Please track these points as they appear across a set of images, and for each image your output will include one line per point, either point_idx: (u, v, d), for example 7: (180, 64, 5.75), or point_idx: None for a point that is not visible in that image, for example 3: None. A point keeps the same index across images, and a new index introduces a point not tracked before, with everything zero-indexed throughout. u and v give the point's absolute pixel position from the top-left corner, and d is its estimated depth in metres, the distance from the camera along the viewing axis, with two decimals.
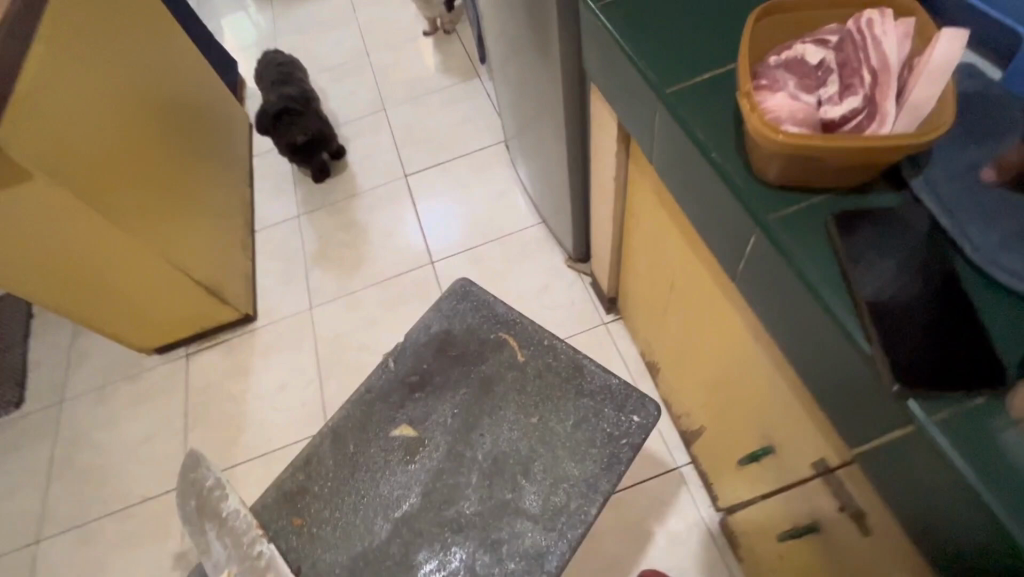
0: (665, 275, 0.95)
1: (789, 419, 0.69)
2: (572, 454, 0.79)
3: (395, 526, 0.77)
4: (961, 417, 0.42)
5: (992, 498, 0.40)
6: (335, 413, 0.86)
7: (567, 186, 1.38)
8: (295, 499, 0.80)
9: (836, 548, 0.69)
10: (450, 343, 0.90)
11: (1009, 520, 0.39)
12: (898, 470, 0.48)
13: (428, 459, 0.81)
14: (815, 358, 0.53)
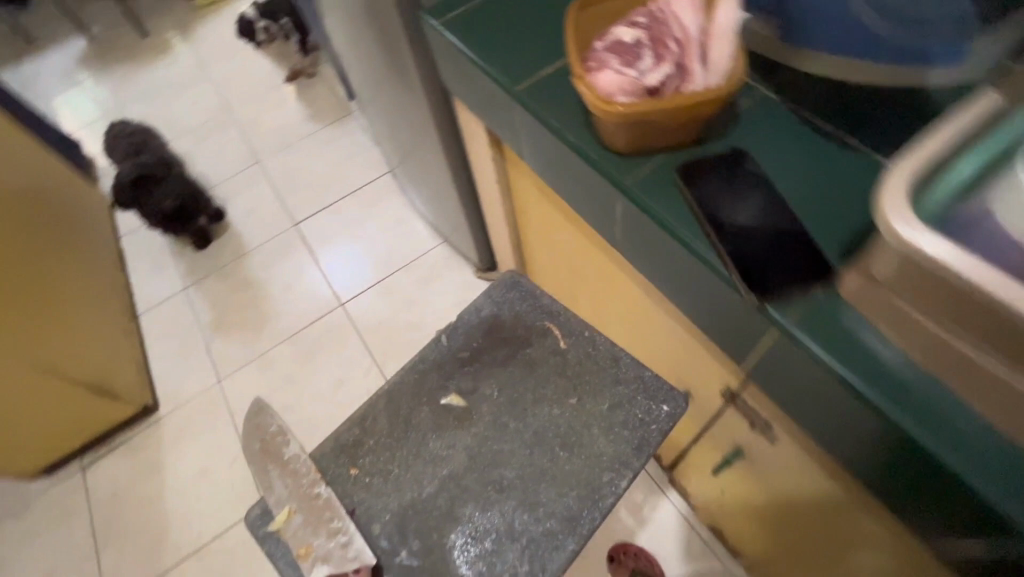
0: (565, 261, 1.03)
1: (693, 357, 0.78)
2: (608, 437, 0.83)
3: (442, 481, 0.83)
4: (812, 312, 0.51)
5: (847, 370, 0.48)
6: (393, 380, 0.91)
7: (459, 201, 1.44)
8: (353, 449, 0.86)
9: (759, 456, 0.79)
10: (498, 326, 0.94)
11: (863, 386, 0.48)
12: (779, 374, 0.57)
13: (478, 428, 0.86)
14: (693, 296, 0.62)
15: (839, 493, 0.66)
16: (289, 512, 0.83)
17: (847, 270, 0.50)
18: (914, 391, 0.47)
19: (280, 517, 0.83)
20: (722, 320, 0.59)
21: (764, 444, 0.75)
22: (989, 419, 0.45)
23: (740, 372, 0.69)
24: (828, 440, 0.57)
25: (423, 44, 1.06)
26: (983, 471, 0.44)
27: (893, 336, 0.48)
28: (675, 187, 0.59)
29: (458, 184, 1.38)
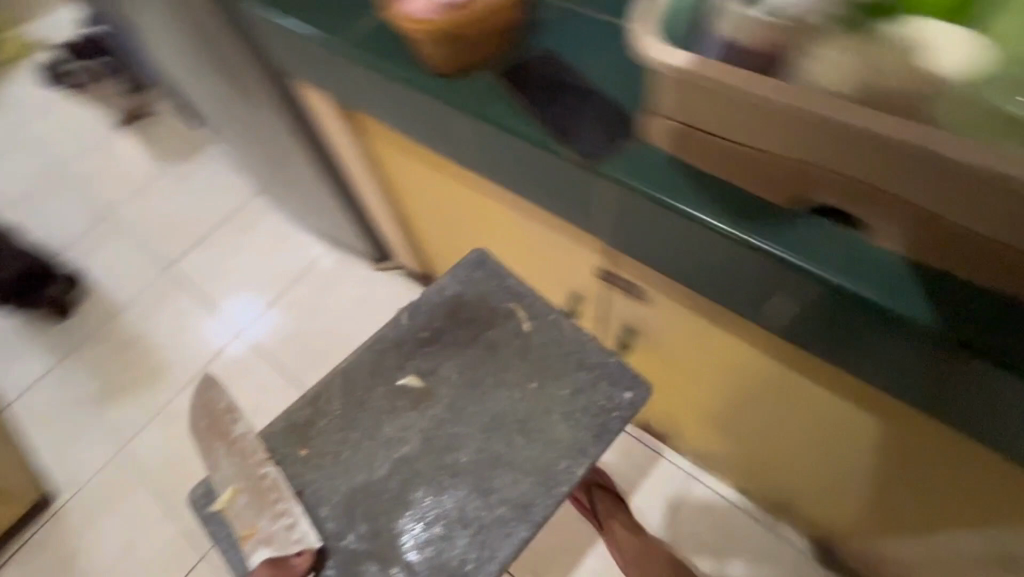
0: (445, 213, 1.08)
1: (568, 257, 0.85)
2: (570, 422, 0.76)
3: (393, 468, 0.76)
4: (651, 169, 0.57)
5: (689, 207, 0.54)
6: (354, 356, 0.84)
7: (334, 197, 1.44)
8: (306, 425, 0.80)
9: (649, 331, 0.87)
10: (461, 307, 0.86)
11: (706, 216, 0.54)
12: (646, 235, 0.61)
13: (438, 412, 0.79)
14: (540, 188, 0.68)
15: (763, 362, 0.76)
16: (235, 491, 0.74)
17: (648, 117, 0.54)
18: (715, 191, 0.55)
19: (221, 497, 0.75)
20: (570, 199, 0.66)
21: (646, 307, 0.81)
22: (814, 216, 0.53)
23: (607, 251, 0.76)
24: (698, 284, 0.62)
25: (252, 43, 1.06)
26: (777, 237, 0.52)
27: (717, 170, 0.54)
28: (503, 88, 0.65)
29: (328, 181, 1.38)
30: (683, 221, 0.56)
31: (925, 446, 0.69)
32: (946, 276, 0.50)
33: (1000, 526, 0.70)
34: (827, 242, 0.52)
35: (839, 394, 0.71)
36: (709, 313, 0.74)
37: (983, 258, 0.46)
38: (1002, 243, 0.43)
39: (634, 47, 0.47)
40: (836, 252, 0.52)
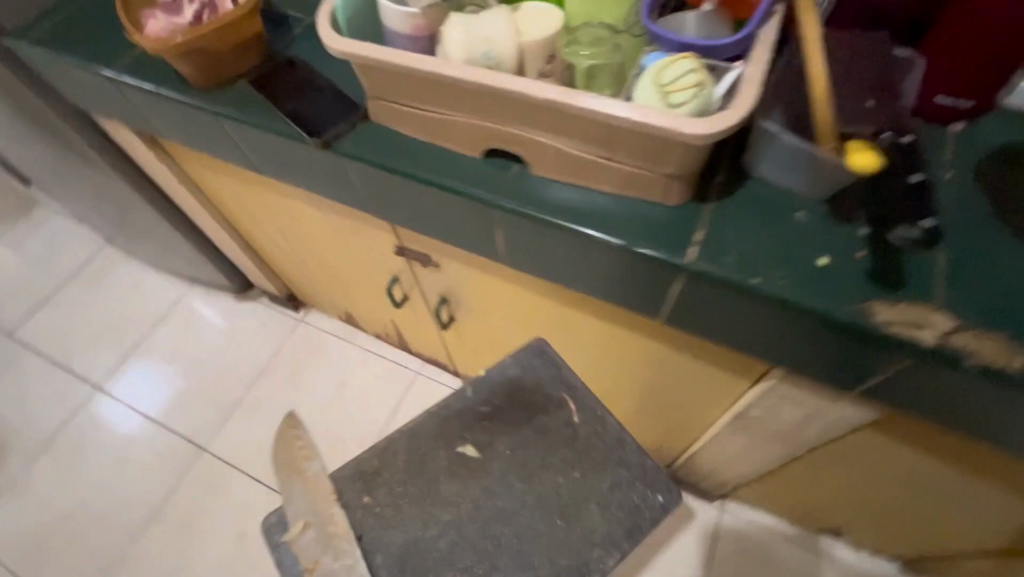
0: (271, 223, 1.13)
1: (369, 241, 0.93)
2: (602, 509, 0.73)
3: (441, 563, 0.69)
4: (415, 154, 0.65)
5: (451, 182, 0.63)
6: (413, 428, 0.78)
7: (185, 238, 1.44)
8: (373, 474, 0.75)
9: (456, 297, 0.97)
10: (517, 390, 0.80)
11: (463, 187, 0.62)
12: (428, 214, 0.70)
13: (497, 493, 0.74)
14: (311, 177, 0.77)
15: (631, 334, 0.78)
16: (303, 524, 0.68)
17: (370, 101, 0.64)
18: (425, 155, 0.65)
19: (291, 528, 0.68)
20: (334, 181, 0.75)
21: (437, 272, 0.91)
22: (549, 177, 0.60)
23: (389, 228, 0.85)
24: (489, 252, 0.71)
25: (52, 92, 1.08)
26: (470, 183, 0.62)
27: (460, 147, 0.63)
28: (258, 96, 0.73)
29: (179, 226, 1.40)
30: (447, 194, 0.64)
31: (703, 360, 0.75)
32: (592, 192, 0.59)
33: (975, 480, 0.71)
34: (507, 180, 0.62)
35: (737, 372, 0.72)
36: (480, 268, 0.83)
37: (598, 173, 0.57)
38: (598, 155, 0.55)
39: (324, 40, 0.57)
40: (510, 186, 0.61)
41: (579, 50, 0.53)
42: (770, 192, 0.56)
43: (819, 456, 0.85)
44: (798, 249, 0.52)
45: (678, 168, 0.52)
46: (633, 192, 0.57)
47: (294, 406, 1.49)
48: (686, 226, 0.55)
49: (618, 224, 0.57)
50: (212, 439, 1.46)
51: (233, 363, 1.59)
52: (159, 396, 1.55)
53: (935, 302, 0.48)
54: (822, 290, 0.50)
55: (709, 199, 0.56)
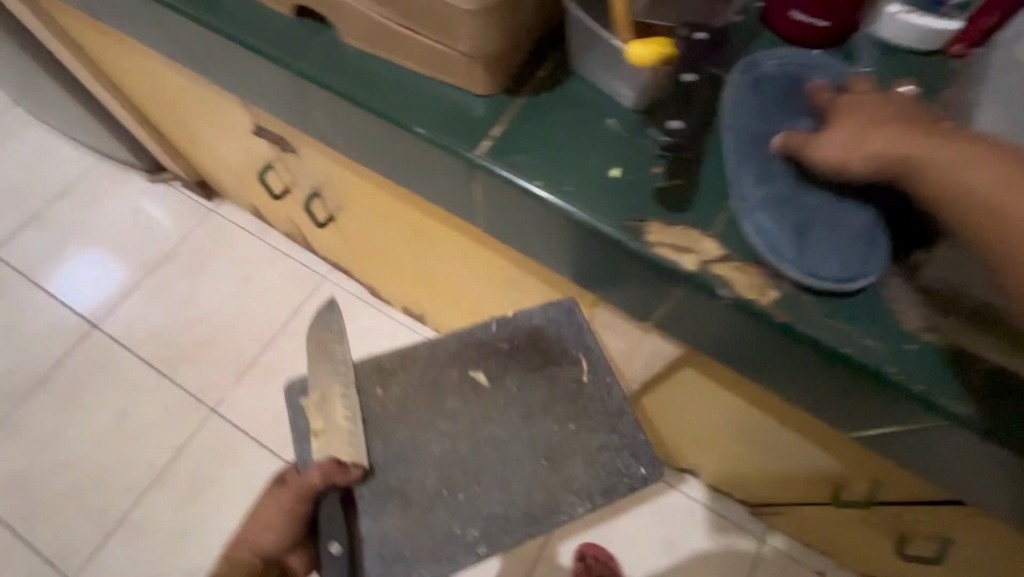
0: (147, 91, 1.04)
1: (232, 118, 0.86)
2: (587, 461, 0.64)
3: (432, 464, 0.65)
4: (224, 10, 0.58)
5: (258, 44, 0.56)
6: (430, 342, 0.71)
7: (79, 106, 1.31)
8: (392, 369, 0.69)
9: (328, 193, 0.91)
10: (540, 336, 0.70)
11: (269, 49, 0.55)
12: (256, 83, 0.64)
13: (495, 420, 0.67)
14: (148, 27, 0.69)
15: (477, 245, 0.73)
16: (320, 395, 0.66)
17: None
18: (242, 11, 0.58)
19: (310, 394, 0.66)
20: (169, 37, 0.68)
21: (299, 160, 0.86)
22: (360, 49, 0.54)
23: (240, 104, 0.78)
24: (323, 136, 0.65)
25: None
26: (276, 46, 0.55)
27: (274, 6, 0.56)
28: None
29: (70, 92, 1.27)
30: (258, 59, 0.57)
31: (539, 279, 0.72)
32: (403, 70, 0.53)
33: (790, 438, 0.72)
34: (317, 47, 0.55)
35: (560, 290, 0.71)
36: (331, 157, 0.77)
37: (400, 45, 0.51)
38: (395, 23, 0.49)
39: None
40: (317, 54, 0.54)
41: None
42: (589, 93, 0.51)
43: (664, 395, 0.81)
44: (594, 157, 0.48)
45: (472, 47, 0.46)
46: (438, 73, 0.51)
47: (191, 296, 1.45)
48: (487, 122, 0.50)
49: (419, 109, 0.51)
50: (105, 317, 1.44)
51: (138, 244, 1.52)
52: (114, 279, 1.48)
53: (708, 229, 0.45)
54: (602, 202, 0.47)
55: (521, 94, 0.51)
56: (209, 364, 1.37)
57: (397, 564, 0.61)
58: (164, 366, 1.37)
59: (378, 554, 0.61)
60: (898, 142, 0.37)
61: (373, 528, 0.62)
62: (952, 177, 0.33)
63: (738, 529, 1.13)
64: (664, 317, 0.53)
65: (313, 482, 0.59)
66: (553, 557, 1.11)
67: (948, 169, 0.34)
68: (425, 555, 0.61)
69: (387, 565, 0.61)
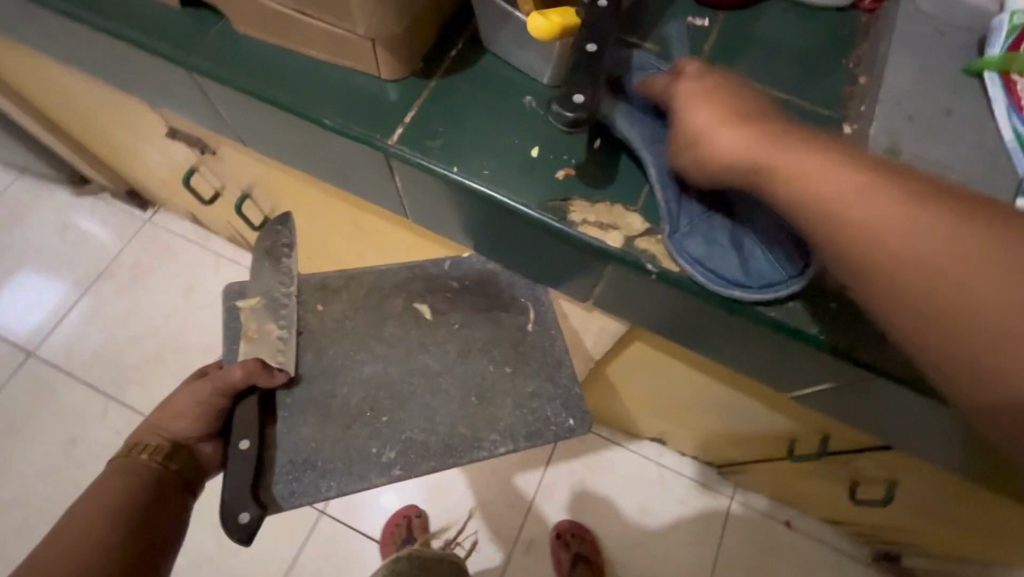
0: (46, 96, 0.96)
1: (143, 121, 0.81)
2: (517, 405, 0.64)
3: (359, 383, 0.64)
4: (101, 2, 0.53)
5: (140, 36, 0.51)
6: (382, 270, 0.69)
7: None
8: (337, 288, 0.68)
9: (257, 194, 0.87)
10: (490, 281, 0.68)
11: (153, 43, 0.51)
12: (152, 81, 0.59)
13: (429, 353, 0.66)
14: (29, 29, 0.64)
15: (411, 236, 0.70)
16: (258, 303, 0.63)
17: None
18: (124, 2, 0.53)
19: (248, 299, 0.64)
20: (52, 38, 0.62)
21: (221, 160, 0.81)
22: (254, 35, 0.50)
23: (151, 109, 0.73)
24: (232, 133, 0.61)
25: None
26: (163, 40, 0.51)
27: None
28: None
29: None
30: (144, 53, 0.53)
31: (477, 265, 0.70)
32: (307, 58, 0.50)
33: (739, 396, 0.73)
34: (212, 38, 0.51)
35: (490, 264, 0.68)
36: (253, 156, 0.73)
37: (299, 32, 0.47)
38: (287, 8, 0.45)
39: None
40: (208, 46, 0.51)
41: None
42: (507, 72, 0.49)
43: (617, 363, 0.79)
44: (512, 137, 0.47)
45: (372, 28, 0.43)
46: (344, 60, 0.48)
47: (132, 312, 1.38)
48: (400, 109, 0.48)
49: (325, 99, 0.48)
50: (40, 344, 1.35)
51: (69, 263, 1.43)
52: (48, 302, 1.39)
53: (633, 205, 0.44)
54: (523, 183, 0.45)
55: (435, 76, 0.49)
56: (156, 380, 1.32)
57: (306, 471, 0.60)
58: (110, 388, 1.31)
59: (289, 460, 0.60)
60: (770, 145, 0.33)
61: (288, 435, 0.62)
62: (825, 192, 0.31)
63: (707, 489, 1.16)
64: (601, 295, 0.53)
65: (233, 379, 0.59)
66: (531, 537, 1.12)
67: (819, 181, 0.31)
68: (338, 468, 0.61)
69: (298, 472, 0.60)
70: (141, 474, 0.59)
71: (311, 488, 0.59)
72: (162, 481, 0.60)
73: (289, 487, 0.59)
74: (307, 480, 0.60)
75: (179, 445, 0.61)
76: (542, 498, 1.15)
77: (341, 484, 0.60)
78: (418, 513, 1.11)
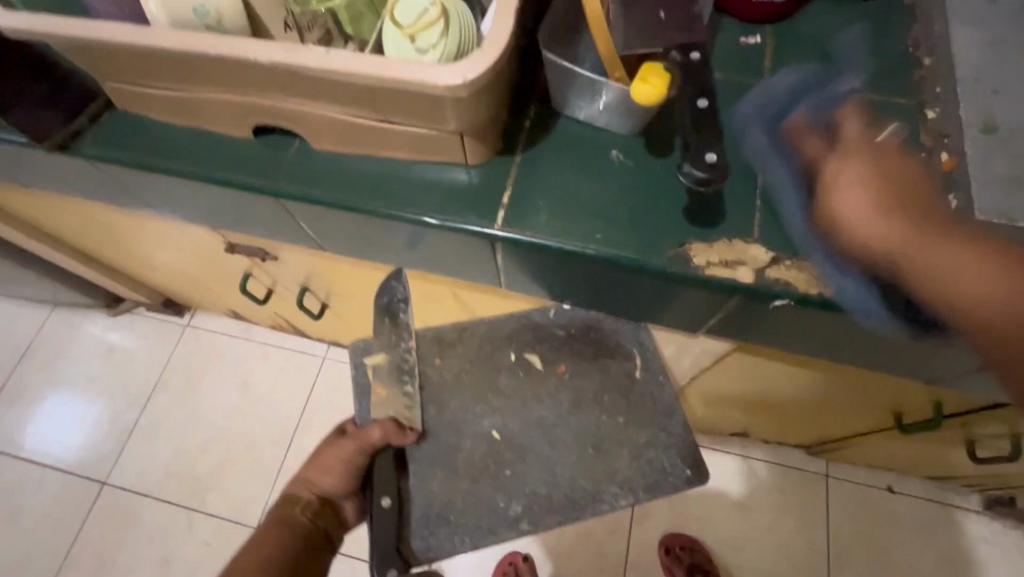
0: (86, 232, 0.96)
1: (195, 238, 0.80)
2: (634, 457, 0.65)
3: (480, 437, 0.67)
4: (174, 147, 0.54)
5: (222, 173, 0.52)
6: (490, 320, 0.68)
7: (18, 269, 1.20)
8: (453, 342, 0.68)
9: (314, 285, 0.87)
10: (598, 329, 0.65)
11: (237, 177, 0.52)
12: (224, 207, 0.60)
13: (543, 403, 0.67)
14: (89, 180, 0.64)
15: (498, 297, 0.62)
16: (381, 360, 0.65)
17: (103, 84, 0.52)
18: (196, 143, 0.54)
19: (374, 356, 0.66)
20: (117, 185, 0.63)
21: (281, 262, 0.81)
22: (333, 150, 0.51)
23: (209, 230, 0.74)
24: (309, 239, 0.62)
25: None
26: (247, 172, 0.52)
27: (227, 129, 0.52)
28: None
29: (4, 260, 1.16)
30: (225, 187, 0.53)
31: None
32: (390, 160, 0.50)
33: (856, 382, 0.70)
34: (290, 163, 0.52)
35: None
36: (315, 254, 0.73)
37: (383, 139, 0.48)
38: (369, 119, 0.45)
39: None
40: (290, 168, 0.51)
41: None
42: (586, 131, 0.49)
43: (713, 375, 0.77)
44: (612, 195, 0.47)
45: (464, 123, 0.43)
46: (429, 155, 0.49)
47: (194, 418, 1.38)
48: (496, 189, 0.48)
49: (418, 195, 0.49)
50: (112, 470, 1.34)
51: (120, 382, 1.43)
52: (107, 427, 1.39)
53: (750, 237, 0.45)
54: (637, 239, 0.46)
55: (518, 150, 0.49)
56: (232, 481, 1.31)
57: (440, 524, 0.64)
58: (191, 499, 1.30)
59: (423, 513, 0.64)
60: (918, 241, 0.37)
61: (420, 488, 0.65)
62: (952, 286, 0.36)
63: (804, 476, 1.10)
64: (717, 324, 0.53)
65: (372, 439, 0.61)
66: (644, 560, 1.07)
67: (917, 241, 0.37)
68: (467, 522, 0.64)
69: (433, 525, 0.64)
70: (294, 532, 0.57)
71: (447, 544, 0.63)
72: (313, 538, 0.58)
73: (426, 541, 0.63)
74: (441, 534, 0.63)
75: (329, 501, 0.60)
76: (640, 518, 1.10)
77: (474, 538, 0.64)
78: (524, 558, 1.06)
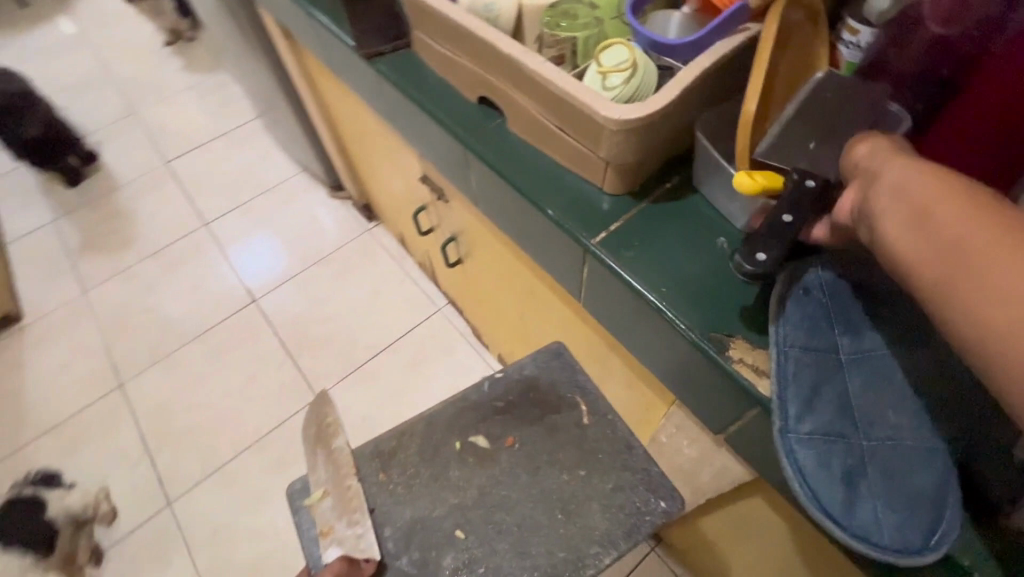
0: (355, 129, 1.24)
1: (409, 161, 1.03)
2: (606, 510, 0.66)
3: (447, 546, 0.66)
4: (425, 92, 0.73)
5: (444, 116, 0.70)
6: (428, 418, 0.74)
7: (304, 134, 1.59)
8: (392, 452, 0.72)
9: (462, 240, 1.04)
10: (533, 388, 0.75)
11: (449, 123, 0.69)
12: (433, 143, 0.78)
13: (506, 484, 0.69)
14: (372, 91, 0.87)
15: (561, 306, 0.78)
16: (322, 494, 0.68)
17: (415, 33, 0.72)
18: (442, 93, 0.72)
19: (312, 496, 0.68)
20: (387, 102, 0.84)
21: (448, 207, 1.00)
22: (518, 134, 0.65)
23: (421, 160, 0.95)
24: (471, 195, 0.77)
25: None
26: (459, 123, 0.69)
27: (466, 91, 0.69)
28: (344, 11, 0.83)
29: (303, 124, 1.55)
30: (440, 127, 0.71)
31: (623, 372, 0.75)
32: (550, 160, 0.63)
33: None
34: (488, 130, 0.67)
35: (624, 367, 0.73)
36: (473, 213, 0.89)
37: (552, 141, 0.60)
38: (550, 123, 0.58)
39: None
40: (484, 136, 0.67)
41: (558, 23, 0.58)
42: (704, 212, 0.56)
43: (733, 513, 0.74)
44: (689, 267, 0.53)
45: (610, 155, 0.53)
46: (576, 167, 0.60)
47: (331, 297, 1.67)
48: (616, 217, 0.57)
49: (552, 194, 0.60)
50: (263, 293, 1.69)
51: (303, 241, 1.79)
52: (277, 267, 1.74)
53: None
54: (691, 310, 0.51)
55: (646, 200, 0.58)
56: (330, 353, 1.58)
57: None
58: (294, 348, 1.59)
59: None
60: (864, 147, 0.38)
61: None
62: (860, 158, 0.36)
63: None
64: (737, 433, 0.54)
65: None
66: None
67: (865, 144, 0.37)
68: None
69: None
70: None
71: None
72: None
73: None
74: None
75: None
76: None
77: None
78: None
